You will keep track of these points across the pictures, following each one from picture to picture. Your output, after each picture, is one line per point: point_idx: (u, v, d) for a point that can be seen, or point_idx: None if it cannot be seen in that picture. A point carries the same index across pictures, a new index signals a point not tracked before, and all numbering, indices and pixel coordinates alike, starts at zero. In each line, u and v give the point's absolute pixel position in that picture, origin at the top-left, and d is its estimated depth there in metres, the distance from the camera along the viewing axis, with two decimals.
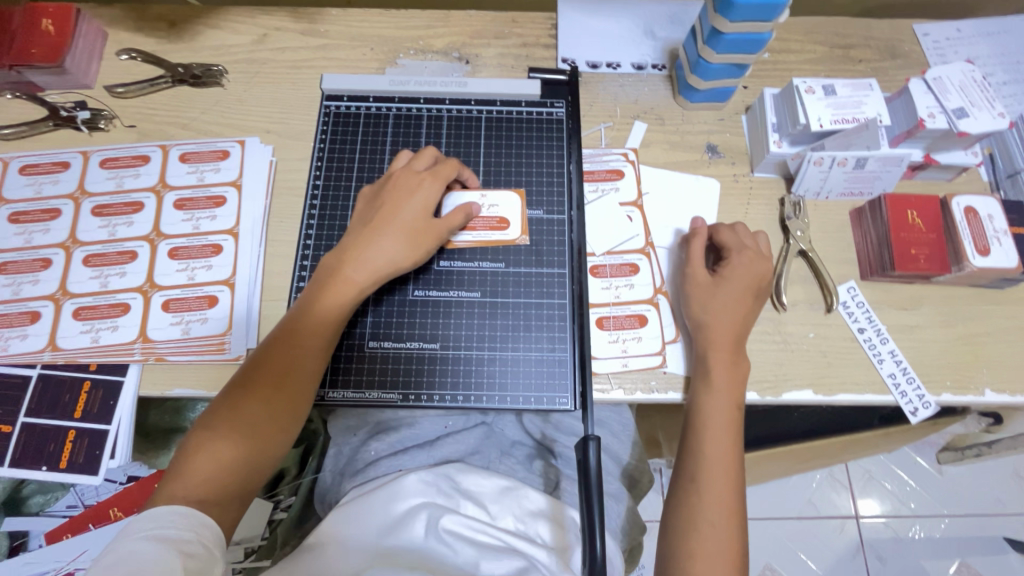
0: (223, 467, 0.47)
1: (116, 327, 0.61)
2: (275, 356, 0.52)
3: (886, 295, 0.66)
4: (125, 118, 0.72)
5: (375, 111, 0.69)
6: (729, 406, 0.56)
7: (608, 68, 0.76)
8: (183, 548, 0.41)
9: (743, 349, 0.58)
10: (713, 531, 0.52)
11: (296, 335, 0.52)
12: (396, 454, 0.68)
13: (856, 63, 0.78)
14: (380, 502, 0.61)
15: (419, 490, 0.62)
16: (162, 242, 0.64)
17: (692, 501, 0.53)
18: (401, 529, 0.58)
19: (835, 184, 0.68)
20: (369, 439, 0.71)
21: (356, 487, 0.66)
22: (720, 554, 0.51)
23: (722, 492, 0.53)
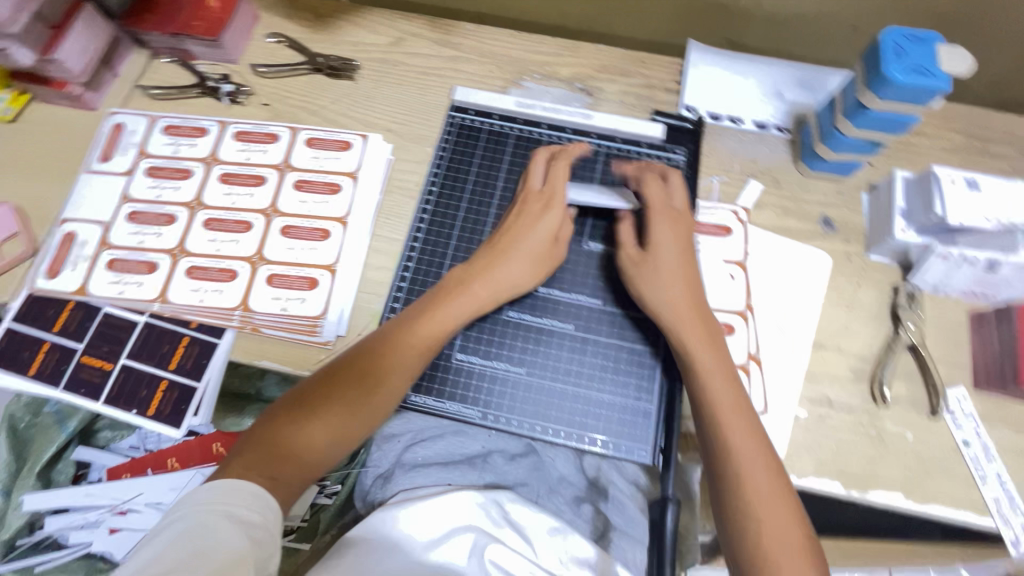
0: (302, 448, 0.49)
1: (222, 291, 0.64)
2: (377, 356, 0.53)
3: (1000, 411, 0.61)
4: (262, 96, 0.76)
5: (498, 130, 0.71)
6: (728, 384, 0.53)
7: (730, 123, 0.75)
8: (254, 532, 0.42)
9: (707, 308, 0.56)
10: (778, 531, 0.47)
11: (403, 343, 0.54)
12: (447, 466, 0.69)
13: (995, 159, 0.74)
14: (431, 514, 0.61)
15: (470, 510, 0.63)
16: (276, 219, 0.67)
17: (743, 506, 0.48)
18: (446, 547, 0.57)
19: (959, 283, 0.64)
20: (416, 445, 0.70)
21: (403, 490, 0.67)
22: (786, 550, 0.46)
23: (769, 484, 0.49)
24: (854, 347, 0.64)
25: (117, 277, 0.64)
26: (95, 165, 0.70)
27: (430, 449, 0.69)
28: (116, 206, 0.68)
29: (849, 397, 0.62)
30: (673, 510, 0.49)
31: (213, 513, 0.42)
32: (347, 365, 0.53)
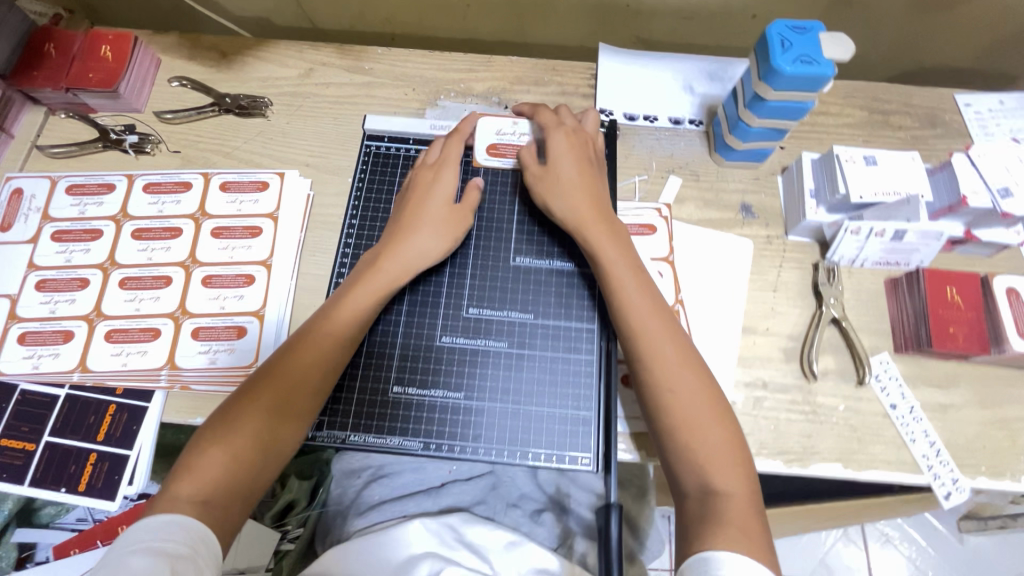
0: (230, 461, 0.48)
1: (146, 352, 0.61)
2: (298, 351, 0.54)
3: (922, 371, 0.64)
4: (170, 143, 0.74)
5: (415, 154, 0.70)
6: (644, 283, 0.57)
7: (645, 121, 0.77)
8: (177, 564, 0.41)
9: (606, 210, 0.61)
10: (689, 388, 0.52)
11: (328, 333, 0.55)
12: (400, 500, 0.69)
13: (895, 129, 0.78)
14: (385, 554, 0.61)
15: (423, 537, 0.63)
16: (196, 269, 0.65)
17: (661, 386, 0.53)
18: None
19: (871, 254, 0.67)
20: (370, 483, 0.71)
21: (361, 529, 0.68)
22: (695, 406, 0.52)
23: (674, 346, 0.54)
24: (783, 327, 0.66)
25: (31, 351, 0.61)
26: None
27: (386, 487, 0.70)
28: (22, 276, 0.65)
29: (782, 376, 0.64)
30: (616, 510, 0.50)
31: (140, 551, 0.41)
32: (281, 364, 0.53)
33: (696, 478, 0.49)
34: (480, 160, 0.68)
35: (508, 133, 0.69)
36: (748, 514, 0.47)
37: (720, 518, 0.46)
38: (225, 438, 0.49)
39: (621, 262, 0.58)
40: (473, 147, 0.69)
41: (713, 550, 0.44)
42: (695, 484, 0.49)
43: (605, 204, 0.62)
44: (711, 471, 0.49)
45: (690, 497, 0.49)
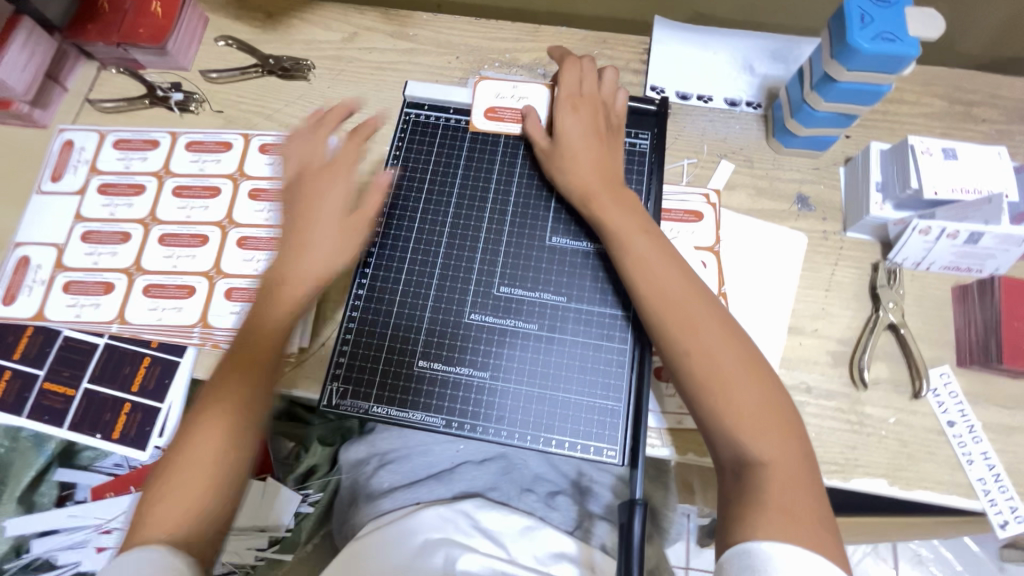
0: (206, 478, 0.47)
1: (180, 309, 0.62)
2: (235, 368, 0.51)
3: (986, 389, 0.59)
4: (214, 103, 0.74)
5: (455, 124, 0.67)
6: (654, 247, 0.54)
7: (699, 101, 0.72)
8: None
9: (614, 177, 0.58)
10: (715, 350, 0.49)
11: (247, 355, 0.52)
12: (413, 486, 0.68)
13: (979, 122, 0.71)
14: (399, 542, 0.60)
15: (438, 525, 0.62)
16: (233, 230, 0.66)
17: (678, 351, 0.50)
18: (422, 563, 0.57)
19: (940, 257, 0.61)
20: (379, 470, 0.71)
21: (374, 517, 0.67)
22: (723, 372, 0.49)
23: (696, 309, 0.51)
24: (833, 330, 0.62)
25: (74, 300, 0.63)
26: (47, 185, 0.69)
27: (399, 471, 0.69)
28: (70, 227, 0.66)
29: (828, 382, 0.60)
30: (643, 510, 0.48)
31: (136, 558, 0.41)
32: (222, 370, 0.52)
33: (729, 447, 0.47)
34: (478, 124, 0.66)
35: (507, 97, 0.67)
36: (791, 480, 0.45)
37: (762, 488, 0.44)
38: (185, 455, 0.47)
39: (628, 225, 0.55)
40: (471, 112, 0.67)
41: (755, 539, 0.42)
42: (731, 454, 0.47)
43: (614, 173, 0.59)
44: (750, 438, 0.46)
45: (726, 469, 0.48)
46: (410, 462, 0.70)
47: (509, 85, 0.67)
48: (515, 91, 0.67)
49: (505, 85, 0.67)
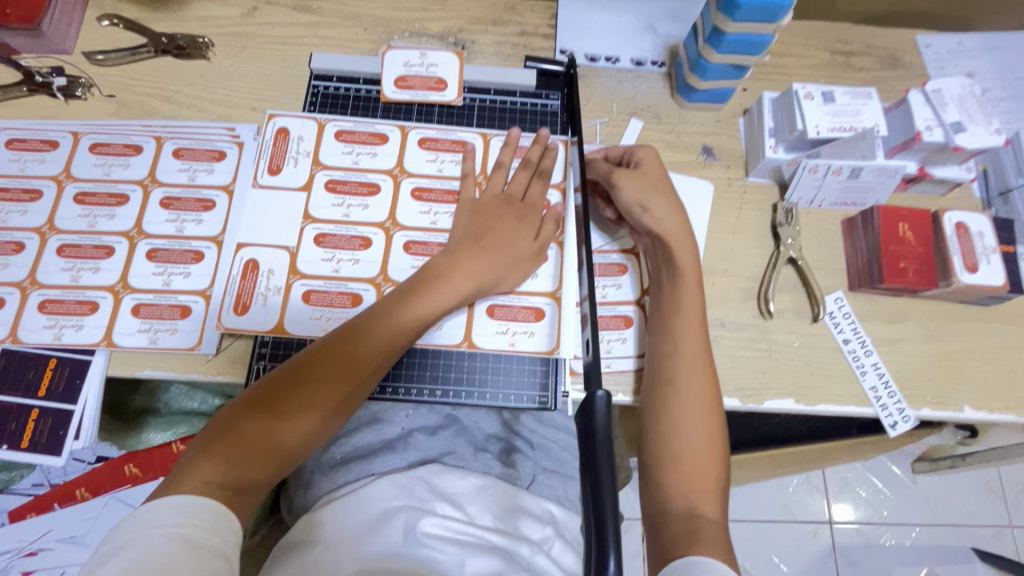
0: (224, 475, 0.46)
1: (81, 327, 0.58)
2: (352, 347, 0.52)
3: (872, 307, 0.66)
4: (104, 87, 0.69)
5: (365, 94, 0.68)
6: (695, 339, 0.57)
7: (607, 63, 0.75)
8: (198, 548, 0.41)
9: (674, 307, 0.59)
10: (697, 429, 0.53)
11: (351, 344, 0.52)
12: (367, 459, 0.68)
13: (857, 70, 0.77)
14: (357, 511, 0.60)
15: (396, 493, 0.62)
16: (142, 242, 0.62)
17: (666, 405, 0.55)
18: (381, 534, 0.57)
19: (829, 193, 0.67)
20: (334, 444, 0.71)
21: (328, 491, 0.66)
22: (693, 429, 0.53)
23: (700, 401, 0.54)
24: (740, 268, 0.67)
25: None
26: None
27: (350, 444, 0.71)
28: None
29: (740, 315, 0.65)
30: (609, 394, 0.37)
31: (141, 533, 0.40)
32: (294, 381, 0.50)
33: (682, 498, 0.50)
34: (388, 94, 0.67)
35: (416, 66, 0.69)
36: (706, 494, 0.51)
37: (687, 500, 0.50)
38: (217, 452, 0.46)
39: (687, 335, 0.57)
40: (380, 82, 0.68)
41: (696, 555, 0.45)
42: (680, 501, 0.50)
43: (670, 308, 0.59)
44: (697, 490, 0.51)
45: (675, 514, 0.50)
46: (369, 433, 0.72)
47: (418, 53, 0.69)
48: (425, 60, 0.69)
49: (414, 53, 0.69)
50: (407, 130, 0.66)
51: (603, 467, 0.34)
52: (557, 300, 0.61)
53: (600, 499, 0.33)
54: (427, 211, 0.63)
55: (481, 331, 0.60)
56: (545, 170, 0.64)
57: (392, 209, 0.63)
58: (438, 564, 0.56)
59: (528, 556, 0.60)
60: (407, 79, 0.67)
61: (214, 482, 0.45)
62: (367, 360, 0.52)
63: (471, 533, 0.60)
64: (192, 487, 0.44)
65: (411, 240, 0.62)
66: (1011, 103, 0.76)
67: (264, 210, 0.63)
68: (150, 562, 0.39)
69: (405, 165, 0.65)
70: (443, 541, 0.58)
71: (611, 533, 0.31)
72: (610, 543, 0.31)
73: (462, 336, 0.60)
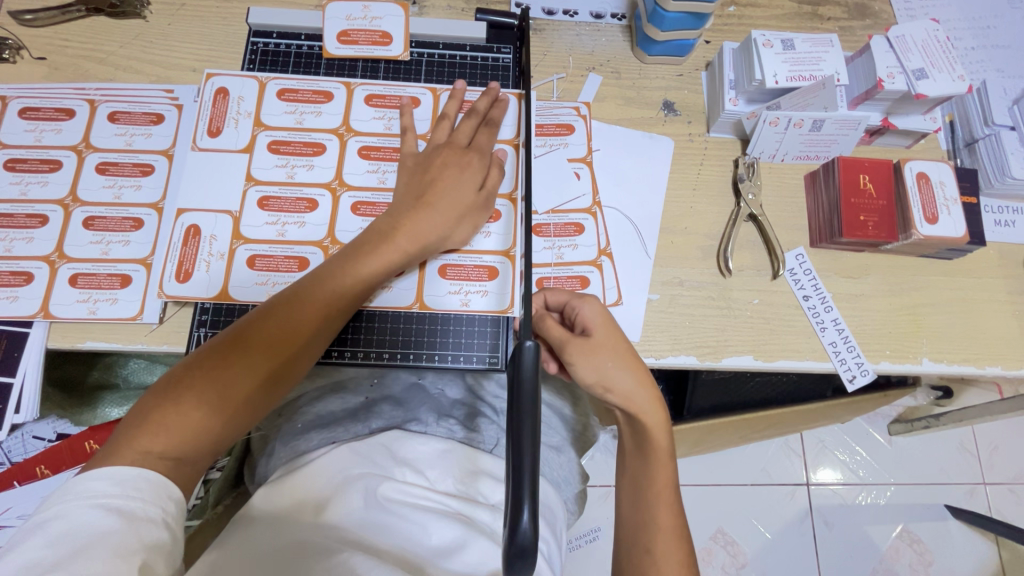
0: (164, 447, 0.44)
1: (17, 298, 0.56)
2: (298, 310, 0.50)
3: (834, 263, 0.65)
4: (33, 48, 0.66)
5: (308, 51, 0.65)
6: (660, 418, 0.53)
7: (565, 16, 0.72)
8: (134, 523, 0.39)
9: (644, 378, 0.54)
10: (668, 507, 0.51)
11: (296, 307, 0.50)
12: (330, 427, 0.69)
13: (824, 20, 0.74)
14: (315, 479, 0.59)
15: (355, 461, 0.61)
16: (78, 209, 0.59)
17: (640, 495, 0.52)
18: (337, 500, 0.56)
19: (791, 146, 0.65)
20: (295, 414, 0.71)
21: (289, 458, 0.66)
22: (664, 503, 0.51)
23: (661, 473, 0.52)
24: (701, 226, 0.65)
25: None
26: None
27: (313, 412, 0.71)
28: None
29: (699, 273, 0.64)
30: (537, 347, 0.35)
31: (69, 505, 0.39)
32: (235, 349, 0.48)
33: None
34: (331, 50, 0.64)
35: (360, 19, 0.66)
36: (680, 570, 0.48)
37: (649, 551, 0.49)
38: (154, 421, 0.44)
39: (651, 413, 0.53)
40: (323, 38, 0.65)
41: None
42: None
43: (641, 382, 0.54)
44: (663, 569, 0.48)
45: None
46: (331, 401, 0.72)
47: (361, 6, 0.65)
48: (369, 14, 0.65)
49: (357, 6, 0.65)
50: (352, 87, 0.64)
51: (524, 420, 0.33)
52: (509, 258, 0.60)
53: (520, 450, 0.32)
54: (375, 170, 0.61)
55: (434, 290, 0.59)
56: (493, 118, 0.62)
57: (338, 168, 0.61)
58: (398, 526, 0.55)
59: (490, 522, 0.58)
60: (350, 33, 0.64)
61: (153, 453, 0.43)
62: (313, 323, 0.51)
63: (431, 498, 0.59)
64: (129, 459, 0.42)
65: (356, 201, 0.60)
66: (981, 52, 0.74)
67: (202, 175, 0.60)
68: (81, 536, 0.37)
69: (350, 123, 0.62)
70: (402, 505, 0.57)
71: (529, 485, 0.31)
72: (525, 495, 0.30)
73: (413, 298, 0.59)
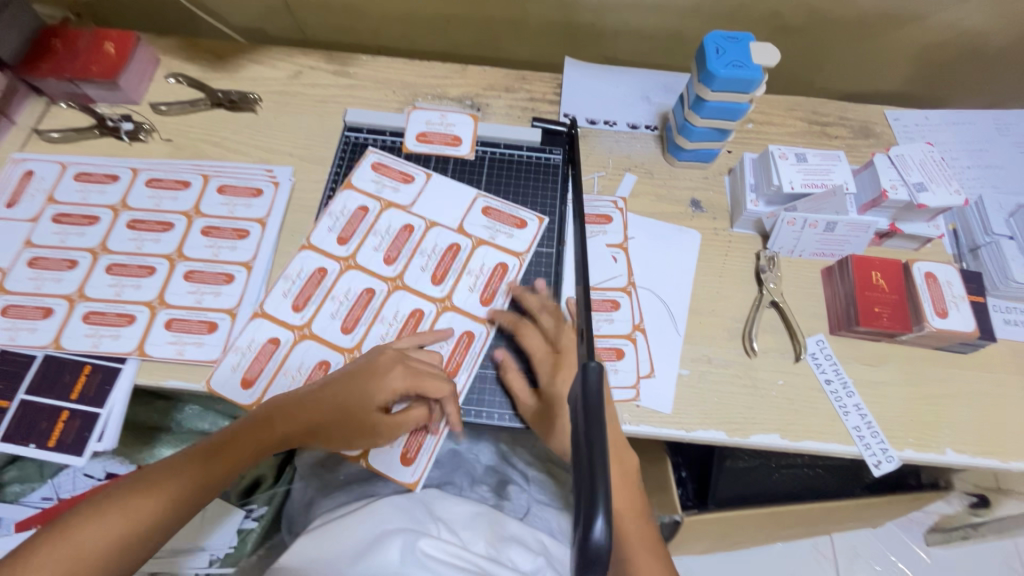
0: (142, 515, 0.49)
1: (119, 336, 0.64)
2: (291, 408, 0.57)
3: (853, 351, 0.70)
4: (163, 132, 0.79)
5: (391, 145, 0.78)
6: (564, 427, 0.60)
7: (605, 125, 0.84)
8: None
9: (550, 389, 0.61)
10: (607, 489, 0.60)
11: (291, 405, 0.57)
12: (368, 482, 0.73)
13: (832, 138, 0.85)
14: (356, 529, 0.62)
15: (394, 517, 0.63)
16: (181, 263, 0.69)
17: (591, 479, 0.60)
18: (375, 553, 0.56)
19: (808, 244, 0.73)
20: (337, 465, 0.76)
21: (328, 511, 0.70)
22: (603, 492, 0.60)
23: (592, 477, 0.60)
24: (727, 310, 0.71)
25: (10, 323, 0.64)
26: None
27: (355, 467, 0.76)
28: (18, 252, 0.68)
29: (726, 353, 0.69)
30: (601, 368, 0.37)
31: None
32: (240, 433, 0.56)
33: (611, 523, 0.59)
34: (410, 147, 0.77)
35: (437, 124, 0.79)
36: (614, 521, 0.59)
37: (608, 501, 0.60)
38: (142, 491, 0.50)
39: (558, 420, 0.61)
40: (405, 135, 0.78)
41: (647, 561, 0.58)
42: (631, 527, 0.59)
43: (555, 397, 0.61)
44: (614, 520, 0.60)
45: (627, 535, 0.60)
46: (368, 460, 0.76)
47: (439, 115, 0.79)
48: (446, 121, 0.79)
49: (436, 115, 0.79)
50: (431, 176, 0.75)
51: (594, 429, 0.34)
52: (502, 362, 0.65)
53: (591, 456, 0.33)
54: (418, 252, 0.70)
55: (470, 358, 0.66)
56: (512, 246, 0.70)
57: (390, 246, 0.71)
58: None
59: None
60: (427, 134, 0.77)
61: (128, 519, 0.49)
62: (317, 419, 0.58)
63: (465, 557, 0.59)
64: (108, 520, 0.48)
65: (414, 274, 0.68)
66: (977, 170, 0.83)
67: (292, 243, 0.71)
68: None
69: (416, 203, 0.73)
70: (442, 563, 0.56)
71: (602, 493, 0.31)
72: (601, 502, 0.31)
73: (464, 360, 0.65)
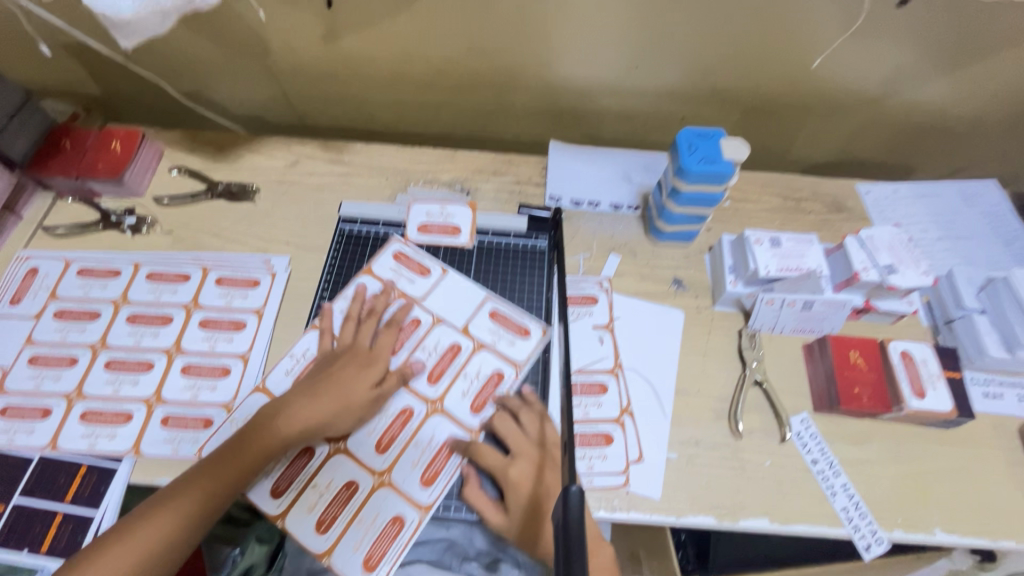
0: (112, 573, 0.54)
1: (115, 435, 0.65)
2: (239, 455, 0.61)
3: (838, 429, 0.71)
4: (165, 224, 0.82)
5: (384, 235, 0.82)
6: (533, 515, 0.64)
7: (589, 207, 0.88)
8: None
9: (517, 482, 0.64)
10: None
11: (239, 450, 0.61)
12: None
13: (806, 214, 0.89)
14: None
15: None
16: (179, 357, 0.70)
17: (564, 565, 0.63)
18: None
19: (787, 321, 0.76)
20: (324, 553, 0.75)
21: None
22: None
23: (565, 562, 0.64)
24: (712, 390, 0.73)
25: (8, 425, 0.65)
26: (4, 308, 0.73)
27: None
28: (19, 350, 0.70)
29: (713, 434, 0.70)
30: (581, 491, 0.38)
31: None
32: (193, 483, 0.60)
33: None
34: (411, 238, 0.80)
35: (437, 215, 0.83)
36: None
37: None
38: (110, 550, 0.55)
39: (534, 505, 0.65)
40: (406, 227, 0.82)
41: None
42: None
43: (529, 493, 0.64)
44: None
45: None
46: None
47: (439, 206, 0.83)
48: (445, 211, 0.83)
49: (437, 207, 0.83)
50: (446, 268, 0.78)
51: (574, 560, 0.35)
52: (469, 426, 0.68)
53: None
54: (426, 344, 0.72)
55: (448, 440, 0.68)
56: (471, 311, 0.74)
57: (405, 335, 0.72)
58: None
59: None
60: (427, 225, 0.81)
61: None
62: (260, 461, 0.61)
63: None
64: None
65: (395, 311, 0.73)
66: (946, 243, 0.87)
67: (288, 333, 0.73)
68: None
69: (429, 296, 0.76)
70: None
71: None
72: None
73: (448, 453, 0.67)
